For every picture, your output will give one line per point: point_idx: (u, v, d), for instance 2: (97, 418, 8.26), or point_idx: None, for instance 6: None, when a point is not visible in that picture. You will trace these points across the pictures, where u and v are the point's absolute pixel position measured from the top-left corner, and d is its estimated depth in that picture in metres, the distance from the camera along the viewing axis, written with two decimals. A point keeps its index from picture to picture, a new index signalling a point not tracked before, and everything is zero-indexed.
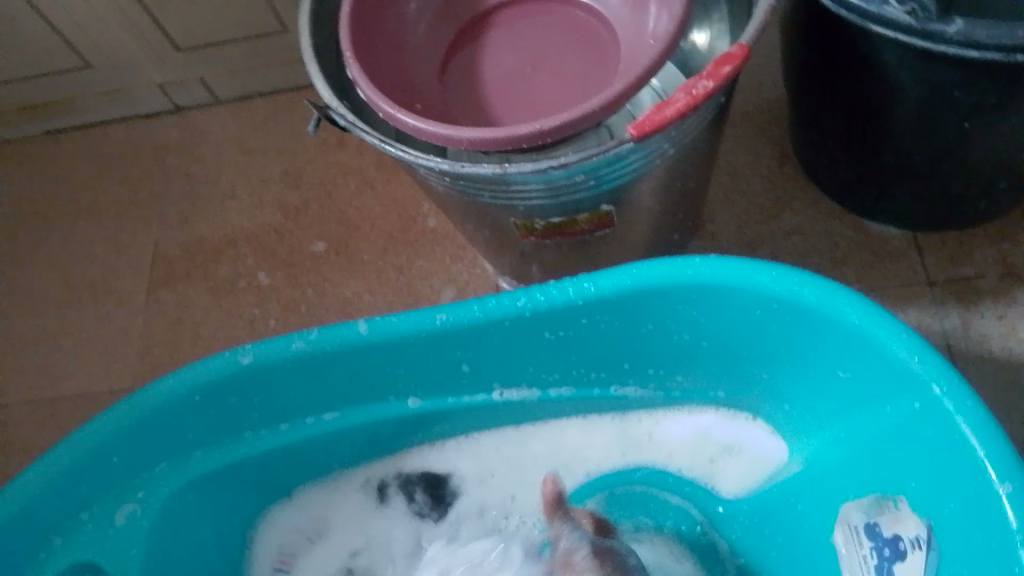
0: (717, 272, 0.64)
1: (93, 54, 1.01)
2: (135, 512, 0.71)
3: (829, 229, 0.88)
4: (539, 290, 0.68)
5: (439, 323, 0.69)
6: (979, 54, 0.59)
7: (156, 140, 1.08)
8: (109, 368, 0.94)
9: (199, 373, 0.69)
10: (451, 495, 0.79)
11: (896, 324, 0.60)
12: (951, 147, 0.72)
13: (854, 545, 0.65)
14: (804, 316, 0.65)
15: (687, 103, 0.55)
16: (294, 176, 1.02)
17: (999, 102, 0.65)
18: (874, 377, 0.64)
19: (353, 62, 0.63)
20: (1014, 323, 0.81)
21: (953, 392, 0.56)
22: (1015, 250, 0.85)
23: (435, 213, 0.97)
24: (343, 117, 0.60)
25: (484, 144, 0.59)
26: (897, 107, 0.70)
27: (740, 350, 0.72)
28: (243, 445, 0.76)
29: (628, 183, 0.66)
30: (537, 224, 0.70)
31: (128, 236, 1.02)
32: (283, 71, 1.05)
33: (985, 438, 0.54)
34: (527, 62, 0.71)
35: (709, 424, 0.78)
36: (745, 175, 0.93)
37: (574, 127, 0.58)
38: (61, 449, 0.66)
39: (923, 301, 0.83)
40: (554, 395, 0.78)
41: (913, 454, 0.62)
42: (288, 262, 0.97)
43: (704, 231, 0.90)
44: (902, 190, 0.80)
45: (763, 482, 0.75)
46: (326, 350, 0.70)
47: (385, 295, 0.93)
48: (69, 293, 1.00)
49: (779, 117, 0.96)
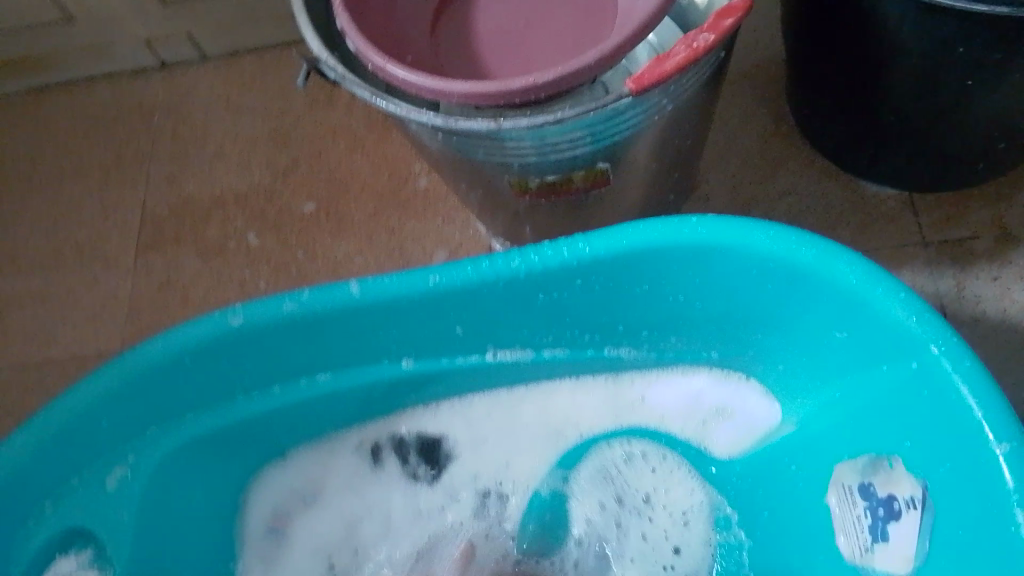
0: (713, 232, 0.64)
1: (76, 9, 0.98)
2: (126, 476, 0.70)
3: (823, 190, 0.87)
4: (533, 251, 0.67)
5: (432, 284, 0.69)
6: (987, 9, 0.58)
7: (142, 99, 1.06)
8: (97, 330, 0.93)
9: (189, 335, 0.68)
10: (445, 457, 0.79)
11: (894, 284, 0.59)
12: (950, 105, 0.71)
13: (847, 504, 0.66)
14: (801, 276, 0.64)
15: (687, 55, 0.54)
16: (283, 135, 1.01)
17: (1002, 58, 0.64)
18: (870, 337, 0.64)
19: (341, 12, 0.62)
20: (1009, 285, 0.81)
21: (951, 353, 0.56)
22: (1011, 211, 0.84)
23: (427, 173, 0.96)
24: (332, 69, 0.59)
25: (476, 98, 0.58)
26: (897, 64, 0.69)
27: (735, 311, 0.71)
28: (234, 407, 0.76)
29: (625, 141, 0.65)
30: (532, 183, 0.69)
31: (114, 197, 1.00)
32: (271, 28, 1.03)
33: (983, 398, 0.54)
34: (520, 15, 0.70)
35: (702, 386, 0.78)
36: (740, 135, 0.92)
37: (568, 82, 0.57)
38: (49, 412, 0.65)
39: (917, 262, 0.83)
40: (548, 357, 0.78)
41: (909, 414, 0.62)
42: (277, 223, 0.95)
43: (699, 192, 0.89)
44: (899, 150, 0.79)
45: (755, 444, 0.75)
46: (318, 312, 0.69)
47: (376, 256, 0.92)
48: (55, 254, 0.98)
49: (775, 76, 0.95)
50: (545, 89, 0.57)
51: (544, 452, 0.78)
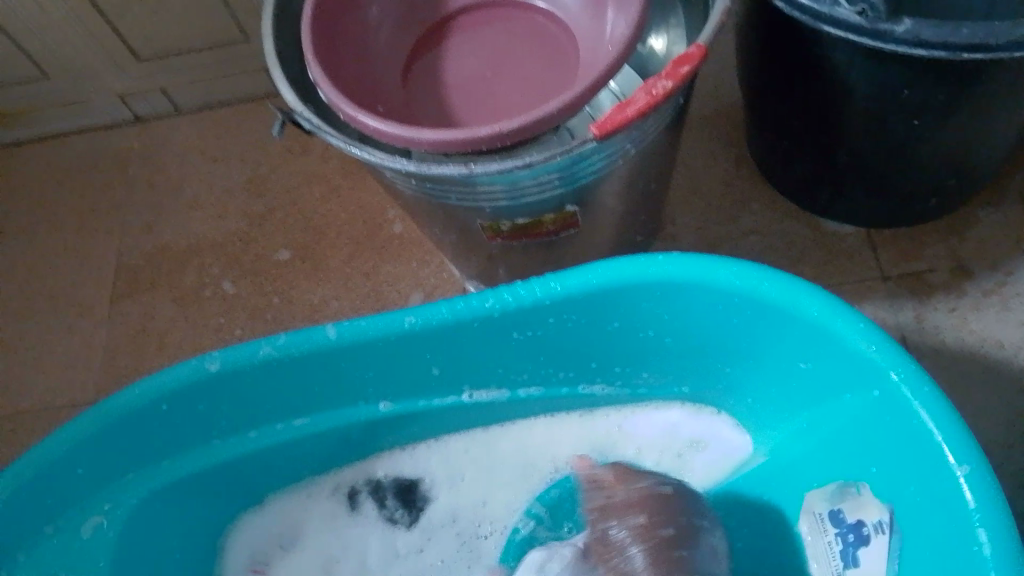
0: (680, 270, 0.66)
1: (51, 65, 1.00)
2: (101, 524, 0.71)
3: (786, 227, 0.90)
4: (507, 291, 0.69)
5: (407, 325, 0.70)
6: (926, 53, 0.61)
7: (117, 151, 1.07)
8: (71, 381, 0.93)
9: (167, 381, 0.69)
10: (422, 500, 0.79)
11: (853, 316, 0.62)
12: (902, 145, 0.74)
13: (819, 531, 0.67)
14: (766, 310, 0.67)
15: (647, 102, 0.57)
16: (257, 184, 1.02)
17: (947, 100, 0.67)
18: (834, 367, 0.66)
19: (313, 65, 0.63)
20: (967, 316, 0.84)
21: (910, 379, 0.58)
22: (965, 244, 0.88)
23: (401, 218, 0.97)
24: (308, 121, 0.61)
25: (446, 145, 0.60)
26: (850, 108, 0.72)
27: (704, 346, 0.73)
28: (211, 453, 0.76)
29: (593, 183, 0.67)
30: (504, 226, 0.70)
31: (89, 248, 1.01)
32: (245, 80, 1.05)
33: (943, 423, 0.56)
34: (488, 66, 0.72)
35: (676, 419, 0.80)
36: (705, 176, 0.95)
37: (533, 129, 0.60)
38: (25, 460, 0.65)
39: (878, 295, 0.86)
40: (523, 396, 0.79)
41: (873, 441, 0.64)
42: (253, 271, 0.96)
43: (667, 233, 0.92)
44: (857, 188, 0.82)
45: (729, 474, 0.76)
46: (295, 355, 0.70)
47: (352, 301, 0.93)
48: (29, 306, 0.98)
49: (736, 120, 0.98)
50: (511, 136, 0.59)
51: (521, 489, 0.79)
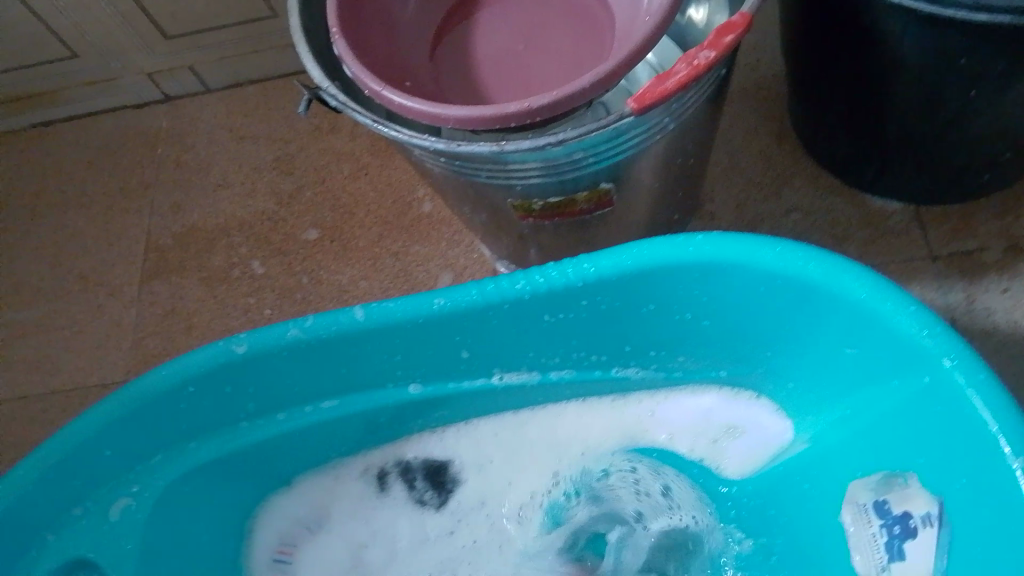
0: (719, 250, 0.63)
1: (79, 43, 0.99)
2: (130, 506, 0.70)
3: (829, 205, 0.87)
4: (538, 272, 0.67)
5: (436, 307, 0.68)
6: (989, 18, 0.58)
7: (146, 130, 1.07)
8: (102, 361, 0.92)
9: (193, 363, 0.68)
10: (452, 482, 0.78)
11: (903, 298, 0.59)
12: (954, 119, 0.71)
13: (862, 523, 0.65)
14: (809, 292, 0.64)
15: (688, 72, 0.54)
16: (285, 163, 1.01)
17: (1004, 70, 0.64)
18: (881, 351, 0.63)
19: (339, 38, 0.62)
20: (1020, 296, 0.80)
21: (964, 366, 0.55)
22: (1018, 222, 0.84)
23: (430, 197, 0.95)
24: (334, 97, 0.59)
25: (473, 123, 0.58)
26: (899, 79, 0.69)
27: (743, 329, 0.71)
28: (239, 435, 0.75)
29: (628, 160, 0.64)
30: (536, 204, 0.68)
31: (119, 228, 1.00)
32: (273, 57, 1.04)
33: (1000, 414, 0.53)
34: (519, 39, 0.70)
35: (712, 405, 0.77)
36: (744, 153, 0.91)
37: (565, 104, 0.57)
38: (52, 443, 0.65)
39: (926, 276, 0.82)
40: (555, 379, 0.77)
41: (923, 429, 0.61)
42: (282, 250, 0.95)
43: (704, 211, 0.89)
44: (905, 164, 0.79)
45: (766, 463, 0.74)
46: (322, 337, 0.69)
47: (381, 281, 0.92)
48: (60, 286, 0.98)
49: (777, 93, 0.95)
50: (541, 113, 0.57)
51: (553, 473, 0.77)
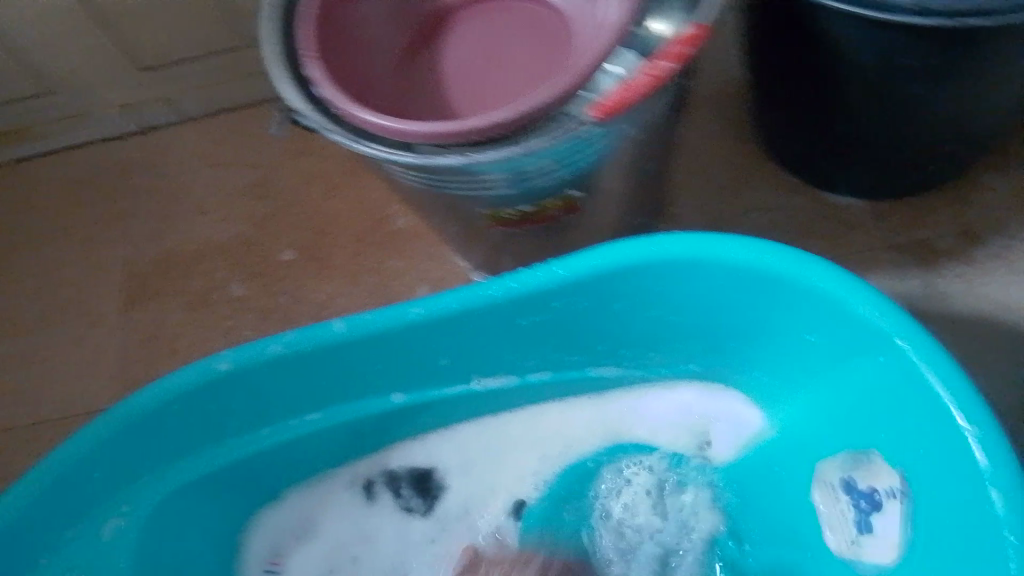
0: (682, 247, 0.66)
1: (51, 79, 1.01)
2: (121, 525, 0.71)
3: (789, 202, 0.90)
4: (511, 278, 0.69)
5: (414, 316, 0.70)
6: (927, 21, 0.62)
7: (121, 160, 1.08)
8: (86, 388, 0.94)
9: (179, 382, 0.69)
10: (438, 488, 0.80)
11: (857, 283, 0.62)
12: (899, 113, 0.74)
13: (832, 501, 0.68)
14: (771, 283, 0.66)
15: (647, 81, 0.59)
16: (261, 187, 1.03)
17: (942, 64, 0.67)
18: (841, 336, 0.66)
19: (311, 61, 0.65)
20: (973, 281, 0.83)
21: (917, 343, 0.58)
22: (970, 210, 0.87)
23: (404, 213, 0.98)
24: (313, 121, 0.63)
25: (443, 137, 0.62)
26: (846, 77, 0.72)
27: (711, 323, 0.73)
28: (226, 452, 0.76)
29: (592, 166, 0.67)
30: (506, 213, 0.71)
31: (98, 257, 1.02)
32: (244, 85, 1.06)
33: (952, 386, 0.56)
34: (483, 57, 0.73)
35: (689, 399, 0.80)
36: (705, 156, 0.95)
37: (532, 116, 0.62)
38: (42, 466, 0.66)
39: (885, 265, 0.86)
40: (533, 381, 0.79)
41: (884, 408, 0.64)
42: (260, 271, 0.97)
43: (670, 213, 0.92)
44: (857, 159, 0.82)
45: (744, 449, 0.77)
46: (304, 351, 0.71)
47: (360, 296, 0.94)
48: (41, 316, 0.99)
49: (734, 98, 0.98)
50: (506, 126, 0.61)
51: (534, 474, 0.79)
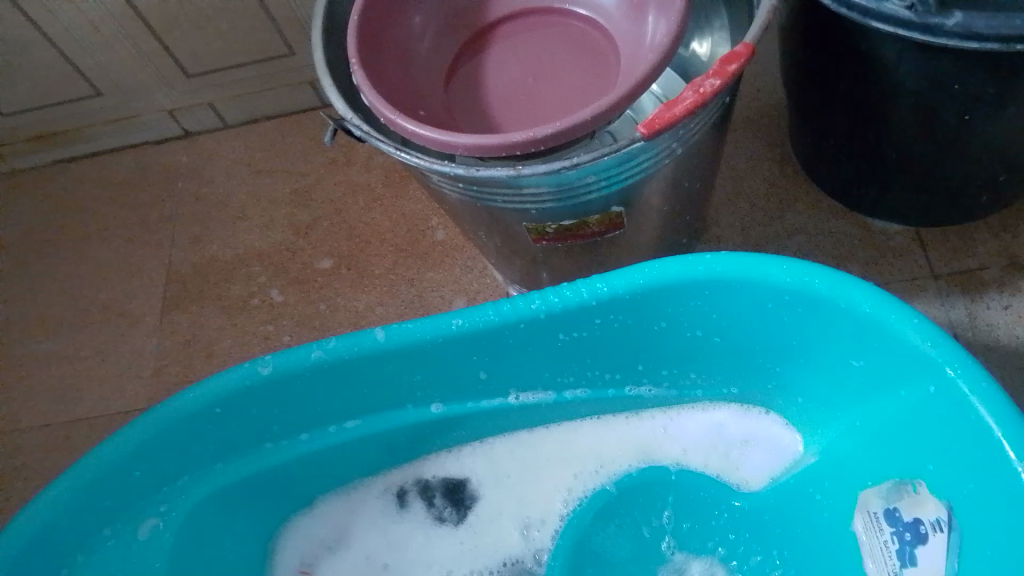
0: (727, 267, 0.65)
1: (103, 82, 1.03)
2: (158, 526, 0.72)
3: (831, 227, 0.90)
4: (552, 292, 0.69)
5: (455, 328, 0.70)
6: (979, 46, 0.61)
7: (167, 165, 1.10)
8: (124, 389, 0.95)
9: (220, 385, 0.70)
10: (470, 500, 0.80)
11: (907, 310, 0.61)
12: (951, 140, 0.73)
13: (874, 531, 0.66)
14: (816, 307, 0.66)
15: (696, 99, 0.57)
16: (302, 196, 1.04)
17: (997, 93, 0.66)
18: (886, 363, 0.65)
19: (358, 67, 0.65)
20: (1021, 312, 0.82)
21: (967, 374, 0.58)
22: (1016, 241, 0.86)
23: (444, 226, 0.98)
24: (358, 127, 0.62)
25: (481, 150, 0.61)
26: (897, 103, 0.72)
27: (752, 345, 0.73)
28: (263, 456, 0.77)
29: (639, 183, 0.67)
30: (549, 227, 0.71)
31: (140, 260, 1.03)
32: (291, 93, 1.07)
33: (1004, 419, 0.55)
34: (527, 71, 0.73)
35: (722, 420, 0.79)
36: (748, 178, 0.94)
37: (569, 134, 0.60)
38: (84, 464, 0.66)
39: (929, 293, 0.85)
40: (570, 398, 0.79)
41: (930, 437, 0.63)
42: (299, 279, 0.98)
43: (710, 235, 0.92)
44: (904, 186, 0.81)
45: (780, 474, 0.76)
46: (345, 359, 0.71)
47: (396, 307, 0.94)
48: (83, 316, 1.01)
49: (779, 120, 0.98)
50: (547, 142, 0.60)
51: (567, 491, 0.79)
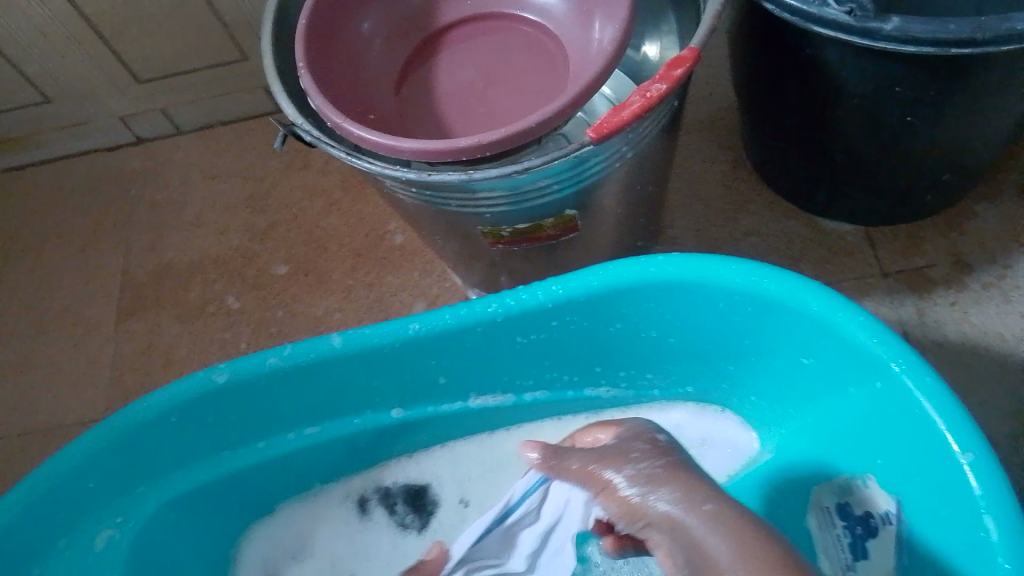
0: (680, 269, 0.66)
1: (51, 89, 1.01)
2: (113, 536, 0.71)
3: (784, 227, 0.91)
4: (509, 295, 0.69)
5: (413, 332, 0.70)
6: (916, 49, 0.62)
7: (120, 171, 1.09)
8: (78, 399, 0.93)
9: (175, 393, 0.69)
10: (431, 504, 0.80)
11: (855, 309, 0.62)
12: (896, 142, 0.75)
13: (826, 526, 0.68)
14: (766, 307, 0.67)
15: (643, 103, 0.58)
16: (259, 201, 1.03)
17: (939, 95, 0.68)
18: (836, 360, 0.66)
19: (306, 73, 0.65)
20: (966, 307, 0.84)
21: (912, 370, 0.59)
22: (962, 238, 0.88)
23: (402, 230, 0.98)
24: (309, 133, 0.62)
25: (430, 155, 0.61)
26: (843, 105, 0.73)
27: (707, 345, 0.74)
28: (222, 464, 0.76)
29: (591, 186, 0.68)
30: (505, 231, 0.71)
31: (93, 268, 1.02)
32: (246, 98, 1.07)
33: (947, 413, 0.57)
34: (478, 77, 0.73)
35: (681, 420, 0.80)
36: (702, 180, 0.95)
37: (513, 142, 0.60)
38: (36, 475, 0.65)
39: (879, 291, 0.86)
40: (529, 400, 0.80)
41: (878, 432, 0.64)
42: (256, 285, 0.97)
43: (666, 237, 0.93)
44: (852, 186, 0.83)
45: (737, 471, 0.77)
46: (302, 365, 0.71)
47: (354, 312, 0.94)
48: (34, 326, 0.99)
49: (732, 123, 0.99)
50: (494, 147, 0.61)
51: None
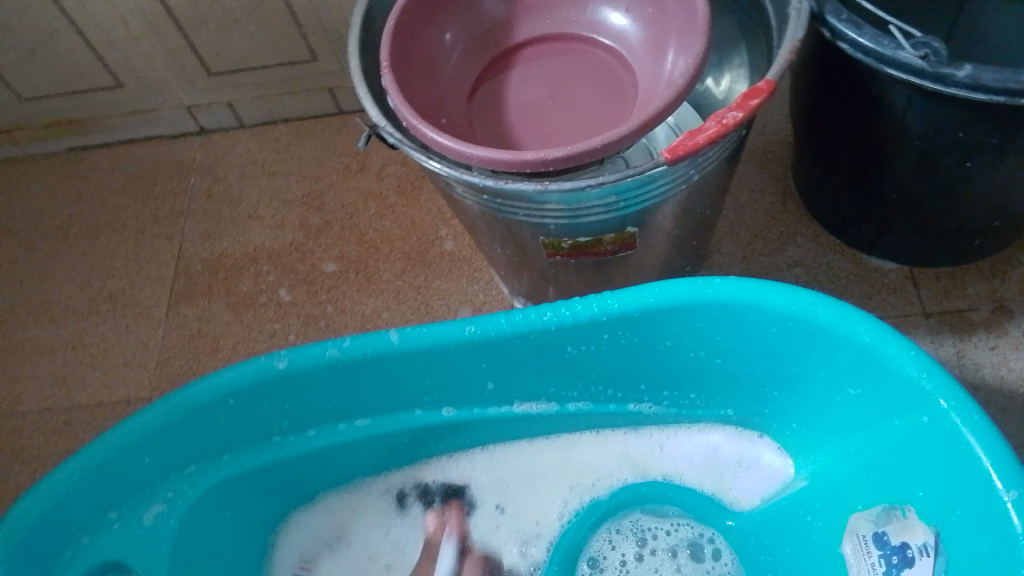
0: (735, 292, 0.68)
1: (124, 74, 1.05)
2: (162, 512, 0.73)
3: (828, 261, 0.93)
4: (564, 305, 0.71)
5: (468, 334, 0.72)
6: (985, 96, 0.64)
7: (182, 160, 1.12)
8: (128, 378, 0.95)
9: (235, 377, 0.71)
10: (468, 504, 0.82)
11: (906, 342, 0.64)
12: (951, 184, 0.77)
13: (862, 553, 0.69)
14: (818, 335, 0.69)
15: (717, 130, 0.59)
16: (316, 199, 1.06)
17: (999, 142, 0.70)
18: (883, 393, 0.68)
19: (388, 73, 0.68)
20: (1006, 353, 0.85)
21: (960, 407, 0.60)
22: (1006, 285, 0.90)
23: (453, 237, 1.00)
24: (392, 134, 0.65)
25: (501, 164, 0.63)
26: (902, 145, 0.75)
27: (753, 369, 0.76)
28: (270, 450, 0.78)
29: (653, 206, 0.70)
30: (564, 243, 0.73)
31: (150, 252, 1.05)
32: (310, 99, 1.10)
33: (992, 449, 0.58)
34: (548, 94, 0.76)
35: (718, 441, 0.82)
36: (750, 210, 0.98)
37: (577, 160, 0.63)
38: (96, 447, 0.67)
39: (920, 330, 0.88)
40: (572, 410, 0.82)
41: (921, 465, 0.65)
42: (308, 280, 0.99)
43: (712, 261, 0.95)
44: (902, 226, 0.85)
45: (770, 496, 0.79)
46: (358, 359, 0.73)
47: (403, 313, 0.96)
48: (89, 304, 1.02)
49: (781, 157, 1.02)
50: (558, 164, 0.63)
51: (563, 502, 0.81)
